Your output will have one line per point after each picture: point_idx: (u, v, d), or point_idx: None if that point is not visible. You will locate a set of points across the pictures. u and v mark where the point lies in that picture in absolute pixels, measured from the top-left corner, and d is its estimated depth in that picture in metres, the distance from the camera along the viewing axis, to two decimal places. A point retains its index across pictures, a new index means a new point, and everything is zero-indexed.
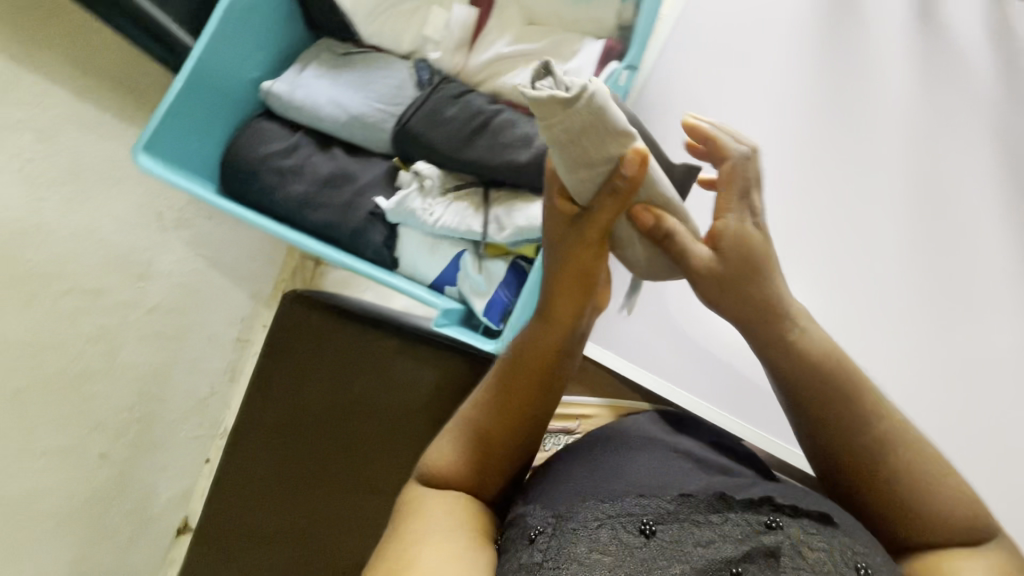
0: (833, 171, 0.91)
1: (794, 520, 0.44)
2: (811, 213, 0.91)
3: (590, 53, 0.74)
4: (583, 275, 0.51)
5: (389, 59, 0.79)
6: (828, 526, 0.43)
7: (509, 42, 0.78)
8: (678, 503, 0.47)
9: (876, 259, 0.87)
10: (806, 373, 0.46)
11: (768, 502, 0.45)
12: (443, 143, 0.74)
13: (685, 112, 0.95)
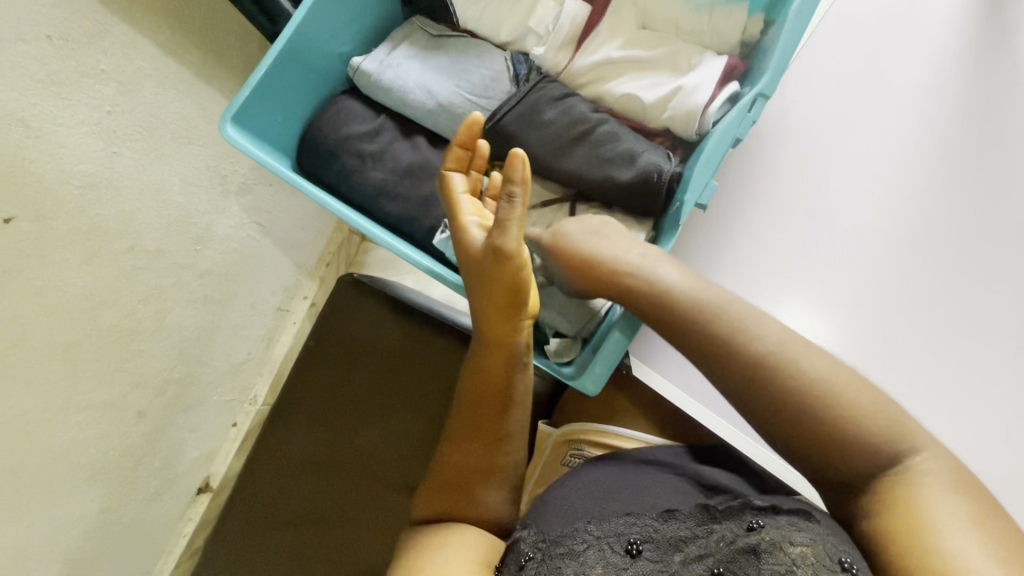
0: (955, 219, 0.71)
1: (774, 519, 0.43)
2: (916, 265, 0.71)
3: (711, 71, 0.65)
4: (506, 289, 0.57)
5: (486, 47, 0.73)
6: (808, 522, 0.42)
7: (619, 47, 0.70)
8: (660, 519, 0.50)
9: (987, 340, 0.67)
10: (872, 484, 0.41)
11: (750, 505, 0.45)
12: (538, 148, 0.69)
13: (805, 123, 0.77)
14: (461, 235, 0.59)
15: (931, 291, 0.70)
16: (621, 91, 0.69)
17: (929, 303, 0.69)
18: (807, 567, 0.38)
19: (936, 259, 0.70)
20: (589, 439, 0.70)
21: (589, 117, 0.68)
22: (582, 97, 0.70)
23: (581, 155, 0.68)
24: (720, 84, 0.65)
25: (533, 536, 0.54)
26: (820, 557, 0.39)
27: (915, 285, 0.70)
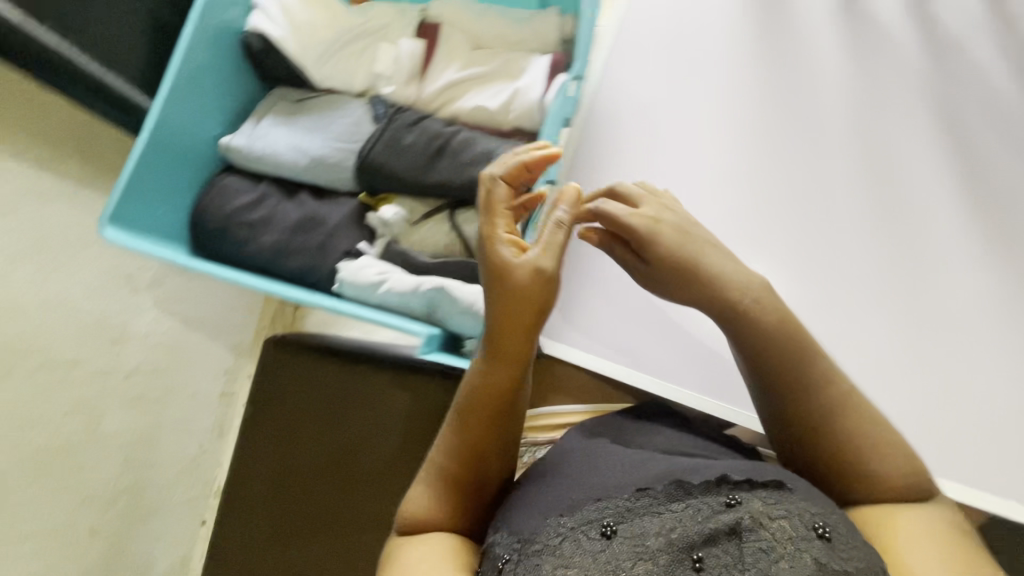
0: (774, 145, 0.76)
1: (751, 493, 0.41)
2: (757, 191, 0.75)
3: (539, 69, 0.77)
4: (533, 309, 0.47)
5: (344, 101, 0.79)
6: (783, 494, 0.41)
7: (458, 68, 0.80)
8: (636, 498, 0.44)
9: (830, 246, 0.72)
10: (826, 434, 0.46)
11: (726, 480, 0.43)
12: (406, 169, 0.76)
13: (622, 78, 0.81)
14: (490, 252, 0.47)
15: (766, 215, 0.74)
16: (472, 104, 0.79)
17: (777, 224, 0.73)
18: (785, 541, 0.38)
19: (770, 181, 0.75)
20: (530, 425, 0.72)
21: (444, 132, 0.77)
22: (435, 118, 0.79)
23: (446, 164, 0.76)
24: (548, 78, 0.77)
25: (500, 532, 0.46)
26: (795, 527, 0.39)
27: (754, 209, 0.74)
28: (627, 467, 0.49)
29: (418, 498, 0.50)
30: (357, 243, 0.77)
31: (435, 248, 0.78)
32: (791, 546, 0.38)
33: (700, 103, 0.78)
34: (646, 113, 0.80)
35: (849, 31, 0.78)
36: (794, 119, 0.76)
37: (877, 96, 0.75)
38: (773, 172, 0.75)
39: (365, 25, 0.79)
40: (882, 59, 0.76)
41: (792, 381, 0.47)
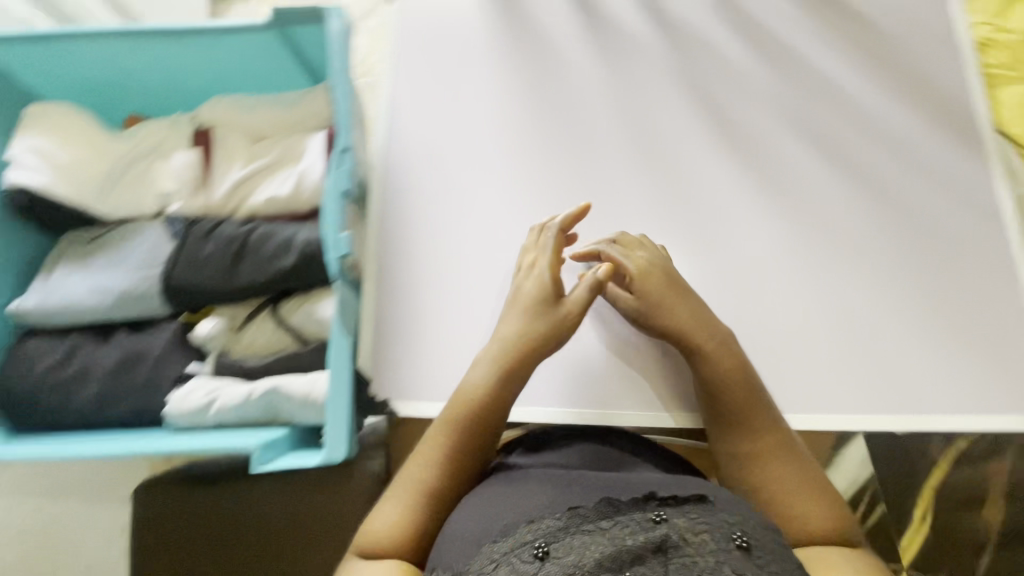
0: (558, 164, 0.81)
1: (675, 509, 0.47)
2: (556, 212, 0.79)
3: (316, 147, 0.77)
4: (520, 363, 0.60)
5: (139, 227, 0.79)
6: (704, 506, 0.48)
7: (242, 165, 0.79)
8: (568, 518, 0.47)
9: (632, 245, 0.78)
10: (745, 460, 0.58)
11: (654, 497, 0.48)
12: (212, 281, 0.74)
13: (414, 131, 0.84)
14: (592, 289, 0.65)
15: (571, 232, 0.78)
16: (263, 198, 0.77)
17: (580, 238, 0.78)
18: (707, 554, 0.43)
19: (564, 199, 0.79)
20: None
21: (239, 233, 0.75)
22: (230, 219, 0.77)
23: (249, 265, 0.73)
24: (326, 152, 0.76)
25: (450, 547, 0.49)
26: (717, 539, 0.45)
27: (557, 226, 0.78)
28: (540, 492, 0.52)
29: (387, 515, 0.54)
30: (187, 366, 0.75)
31: (267, 347, 0.75)
32: (716, 560, 0.43)
33: (484, 138, 0.83)
34: (442, 157, 0.83)
35: (601, 54, 0.85)
36: (563, 120, 0.82)
37: (634, 96, 0.83)
38: (556, 170, 0.80)
39: (138, 150, 0.80)
40: (629, 59, 0.84)
41: (740, 416, 0.59)
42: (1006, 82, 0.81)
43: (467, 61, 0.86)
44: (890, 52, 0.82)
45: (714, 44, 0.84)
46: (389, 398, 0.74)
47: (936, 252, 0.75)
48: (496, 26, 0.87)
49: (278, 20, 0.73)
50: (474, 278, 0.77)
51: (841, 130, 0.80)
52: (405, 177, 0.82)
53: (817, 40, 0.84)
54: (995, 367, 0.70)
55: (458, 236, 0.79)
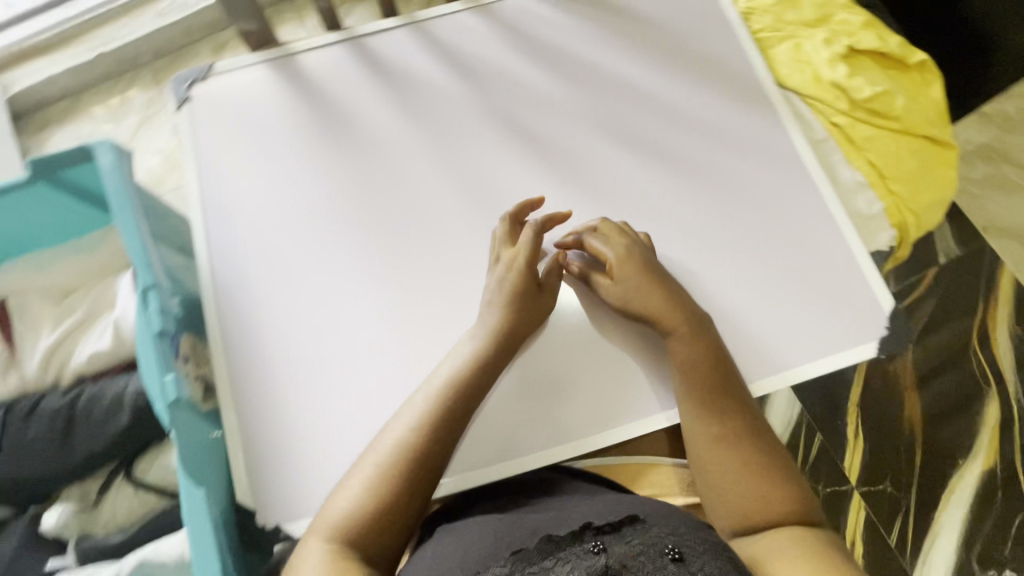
0: (390, 226, 0.79)
1: (610, 537, 0.56)
2: (398, 274, 0.77)
3: (125, 289, 0.72)
4: (519, 328, 0.72)
5: None
6: (636, 529, 0.57)
7: (53, 329, 0.73)
8: (514, 562, 0.55)
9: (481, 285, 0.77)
10: (704, 456, 0.66)
11: (590, 529, 0.57)
12: (46, 465, 0.67)
13: (235, 233, 0.80)
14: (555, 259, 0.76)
15: (419, 291, 0.77)
16: (83, 357, 0.71)
17: (429, 294, 0.77)
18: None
19: (405, 259, 0.78)
20: None
21: (64, 404, 0.68)
22: (53, 390, 0.70)
23: (84, 435, 0.67)
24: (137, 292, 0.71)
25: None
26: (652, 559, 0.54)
27: (404, 289, 0.77)
28: (488, 541, 0.61)
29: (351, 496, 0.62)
30: (46, 564, 0.67)
31: (132, 514, 0.69)
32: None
33: (307, 220, 0.80)
34: (270, 253, 0.79)
35: (404, 109, 0.85)
36: (377, 182, 0.82)
37: (447, 139, 0.83)
38: (384, 231, 0.79)
39: None
40: (433, 106, 0.85)
41: (720, 404, 0.67)
42: (774, 39, 0.87)
43: (269, 149, 0.84)
44: (670, 40, 0.87)
45: (511, 70, 0.86)
46: (279, 522, 0.69)
47: (758, 212, 0.79)
48: (293, 107, 0.86)
49: (40, 170, 0.68)
50: (331, 368, 0.74)
51: (647, 123, 0.83)
52: (238, 285, 0.78)
53: (603, 44, 0.87)
54: (838, 302, 0.75)
55: (306, 330, 0.76)
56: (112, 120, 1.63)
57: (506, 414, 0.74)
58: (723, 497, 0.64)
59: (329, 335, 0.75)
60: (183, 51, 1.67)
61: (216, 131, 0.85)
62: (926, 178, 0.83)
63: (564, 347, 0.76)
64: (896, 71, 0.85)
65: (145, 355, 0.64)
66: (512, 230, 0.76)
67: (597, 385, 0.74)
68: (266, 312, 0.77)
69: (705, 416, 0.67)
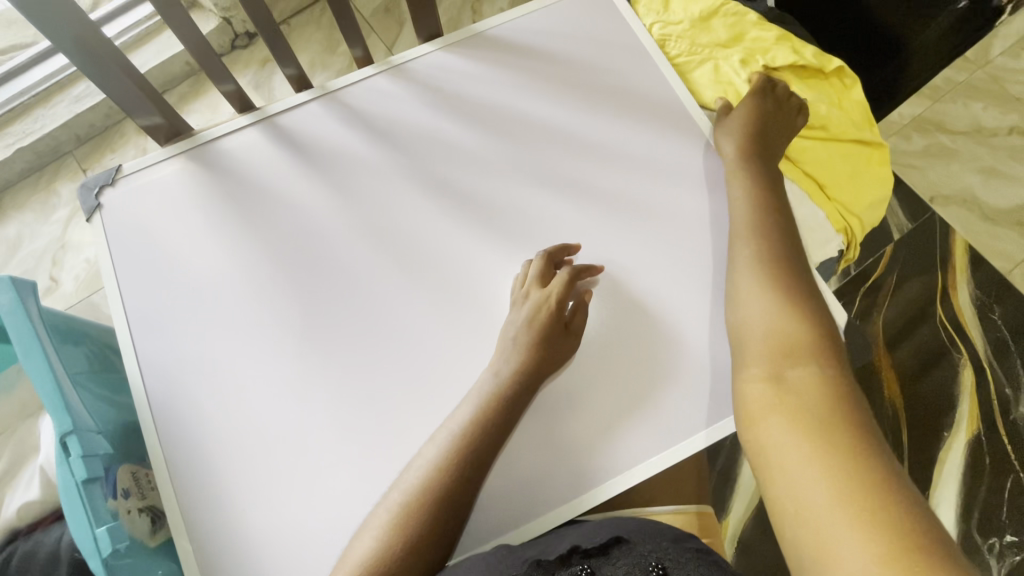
0: (329, 307, 0.76)
1: (598, 559, 0.61)
2: (343, 358, 0.74)
3: (44, 432, 0.67)
4: (547, 356, 0.72)
5: None
6: (622, 549, 0.63)
7: None
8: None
9: (431, 356, 0.74)
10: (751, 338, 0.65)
11: (577, 553, 0.62)
12: None
13: (164, 340, 0.76)
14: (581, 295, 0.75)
15: (368, 372, 0.73)
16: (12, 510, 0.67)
17: (378, 374, 0.73)
18: None
19: (349, 341, 0.75)
20: None
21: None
22: None
23: None
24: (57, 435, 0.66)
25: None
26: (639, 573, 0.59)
27: (352, 372, 0.73)
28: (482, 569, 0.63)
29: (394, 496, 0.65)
30: None
31: None
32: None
33: (240, 315, 0.76)
34: (204, 356, 0.75)
35: (326, 182, 0.82)
36: (311, 267, 0.78)
37: (375, 207, 0.80)
38: (323, 319, 0.76)
39: None
40: (356, 174, 0.82)
41: (776, 254, 0.69)
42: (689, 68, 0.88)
43: (192, 248, 0.79)
44: (589, 76, 0.86)
45: (431, 126, 0.84)
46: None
47: (701, 242, 0.78)
48: (212, 200, 0.82)
49: None
50: (285, 476, 0.70)
51: (579, 165, 0.81)
52: (175, 401, 0.73)
53: (524, 89, 0.86)
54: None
55: (254, 434, 0.72)
56: (40, 216, 1.56)
57: (521, 460, 0.71)
58: (755, 340, 0.64)
59: (278, 435, 0.71)
60: (106, 134, 1.62)
61: (133, 232, 0.80)
62: (862, 179, 0.84)
63: (581, 382, 0.73)
64: (810, 83, 0.86)
65: (74, 505, 0.58)
66: (545, 271, 0.75)
67: (618, 417, 0.72)
68: (209, 421, 0.72)
69: (747, 310, 0.67)
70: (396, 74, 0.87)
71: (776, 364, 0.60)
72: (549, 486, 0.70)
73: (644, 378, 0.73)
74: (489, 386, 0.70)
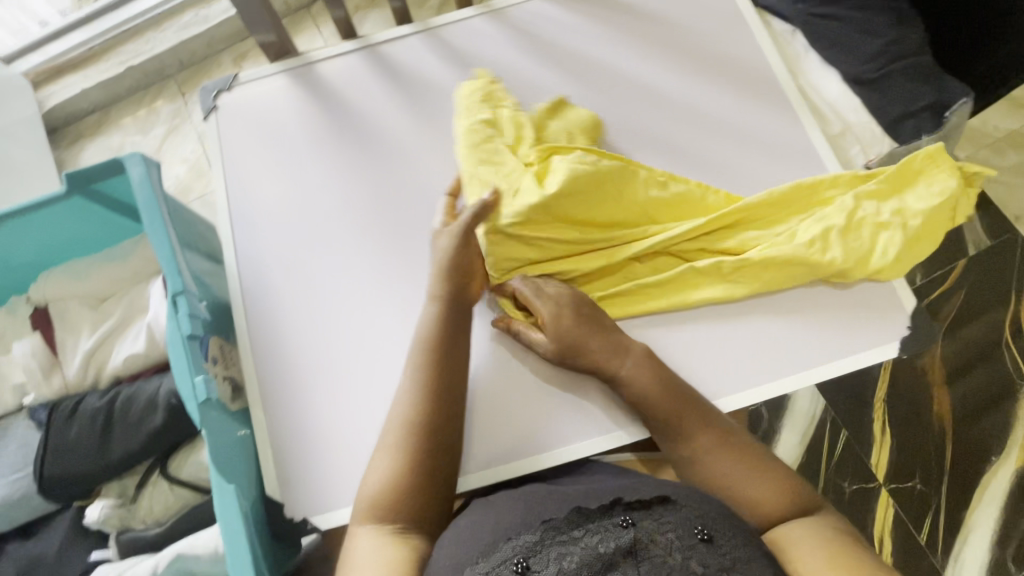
0: (407, 223, 0.82)
1: (642, 511, 0.58)
2: (415, 269, 0.80)
3: (154, 294, 0.75)
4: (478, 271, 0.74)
5: (8, 423, 0.77)
6: (667, 506, 0.58)
7: (90, 333, 0.76)
8: (543, 532, 0.57)
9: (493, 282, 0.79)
10: (695, 472, 0.65)
11: (619, 504, 0.58)
12: (84, 465, 0.70)
13: (259, 235, 0.83)
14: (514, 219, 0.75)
15: None
16: (118, 361, 0.74)
17: None
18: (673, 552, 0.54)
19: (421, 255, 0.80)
20: None
21: (102, 406, 0.71)
22: (93, 392, 0.74)
23: (120, 437, 0.70)
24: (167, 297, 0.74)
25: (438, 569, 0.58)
26: (682, 536, 0.56)
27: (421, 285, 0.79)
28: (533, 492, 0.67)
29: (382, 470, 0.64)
30: (92, 555, 0.72)
31: (167, 509, 0.72)
32: (679, 555, 0.54)
33: (326, 219, 0.83)
34: (294, 252, 0.82)
35: (417, 111, 0.87)
36: (391, 188, 0.83)
37: None
38: (399, 233, 0.81)
39: None
40: (444, 107, 0.87)
41: (689, 426, 0.66)
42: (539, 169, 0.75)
43: (290, 156, 0.87)
44: (682, 37, 0.87)
45: (521, 70, 0.88)
46: (306, 515, 0.72)
47: None
48: (311, 117, 0.88)
49: (77, 181, 0.72)
50: (351, 371, 0.76)
51: (660, 122, 0.83)
52: (264, 289, 0.81)
53: (616, 44, 0.88)
54: (844, 305, 0.74)
55: (331, 327, 0.78)
56: (141, 131, 1.69)
57: (551, 380, 0.74)
58: (703, 469, 0.64)
59: (350, 330, 0.78)
60: (205, 62, 1.72)
61: (242, 135, 0.88)
62: (857, 216, 0.73)
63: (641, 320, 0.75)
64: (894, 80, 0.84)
65: (179, 356, 0.66)
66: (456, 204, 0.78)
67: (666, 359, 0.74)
68: (292, 308, 0.80)
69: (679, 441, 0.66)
70: (493, 17, 0.91)
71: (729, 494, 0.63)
72: (589, 416, 0.72)
73: (702, 323, 0.75)
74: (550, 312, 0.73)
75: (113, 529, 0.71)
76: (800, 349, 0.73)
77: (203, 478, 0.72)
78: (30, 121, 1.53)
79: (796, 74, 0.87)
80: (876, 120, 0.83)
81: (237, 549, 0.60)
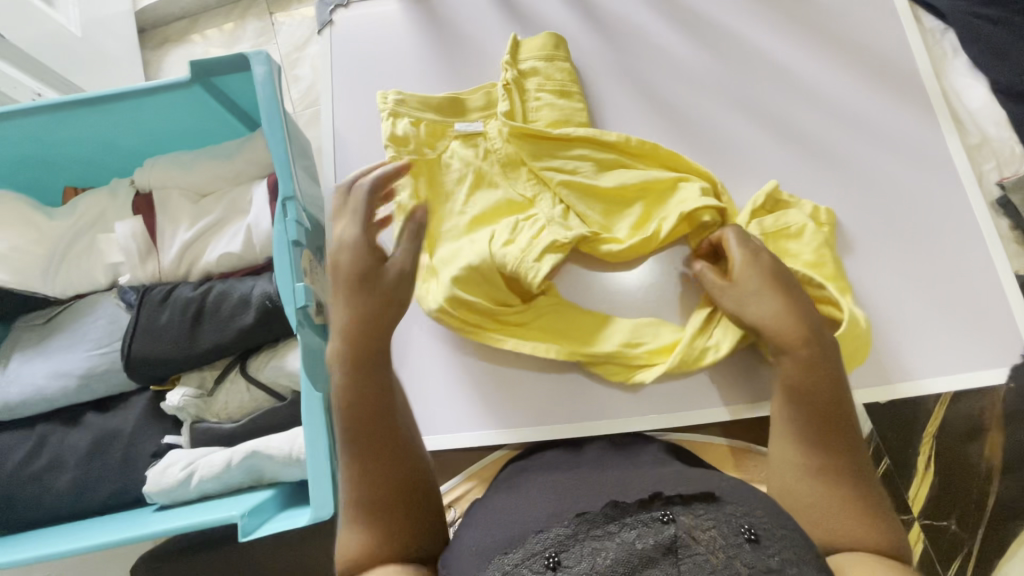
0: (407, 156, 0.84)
1: (684, 507, 0.46)
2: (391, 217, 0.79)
3: (260, 196, 0.75)
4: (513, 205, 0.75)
5: (96, 299, 0.78)
6: (714, 504, 0.46)
7: (189, 225, 0.77)
8: (575, 525, 0.46)
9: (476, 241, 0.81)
10: (815, 479, 0.50)
11: (658, 497, 0.47)
12: (171, 350, 0.72)
13: (361, 153, 0.83)
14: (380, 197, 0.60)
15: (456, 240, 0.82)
16: (213, 257, 0.75)
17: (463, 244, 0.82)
18: (718, 551, 0.42)
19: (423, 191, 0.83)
20: (464, 498, 0.71)
21: (196, 297, 0.72)
22: (187, 282, 0.75)
23: (209, 330, 0.72)
24: (271, 202, 0.74)
25: (462, 555, 0.48)
26: (727, 536, 0.43)
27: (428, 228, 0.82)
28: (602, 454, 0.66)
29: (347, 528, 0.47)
30: (163, 439, 0.74)
31: (243, 409, 0.74)
32: (724, 556, 0.42)
33: None
34: None
35: None
36: None
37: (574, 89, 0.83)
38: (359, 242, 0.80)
39: (74, 225, 0.78)
40: None
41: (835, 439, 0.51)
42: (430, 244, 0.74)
43: (400, 81, 0.85)
44: (825, 21, 0.82)
45: (649, 30, 0.84)
46: None
47: (893, 212, 0.75)
48: (428, 45, 0.86)
49: (198, 72, 0.72)
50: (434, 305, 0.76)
51: (788, 106, 0.80)
52: None
53: (753, 17, 0.84)
54: (925, 314, 0.72)
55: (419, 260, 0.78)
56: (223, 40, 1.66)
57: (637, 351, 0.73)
58: (813, 470, 0.50)
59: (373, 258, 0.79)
60: None
61: (358, 51, 0.87)
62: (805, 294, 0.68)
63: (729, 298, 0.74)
64: None
65: (283, 255, 0.67)
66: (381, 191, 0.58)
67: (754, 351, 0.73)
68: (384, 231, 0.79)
69: (829, 431, 0.51)
70: None
71: (825, 497, 0.49)
72: (657, 393, 0.72)
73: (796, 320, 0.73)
74: (733, 232, 0.67)
75: (189, 418, 0.73)
76: (894, 359, 0.71)
77: (282, 384, 0.73)
78: (125, 17, 1.44)
79: (941, 76, 0.82)
80: (1018, 136, 0.80)
81: (317, 467, 0.61)
